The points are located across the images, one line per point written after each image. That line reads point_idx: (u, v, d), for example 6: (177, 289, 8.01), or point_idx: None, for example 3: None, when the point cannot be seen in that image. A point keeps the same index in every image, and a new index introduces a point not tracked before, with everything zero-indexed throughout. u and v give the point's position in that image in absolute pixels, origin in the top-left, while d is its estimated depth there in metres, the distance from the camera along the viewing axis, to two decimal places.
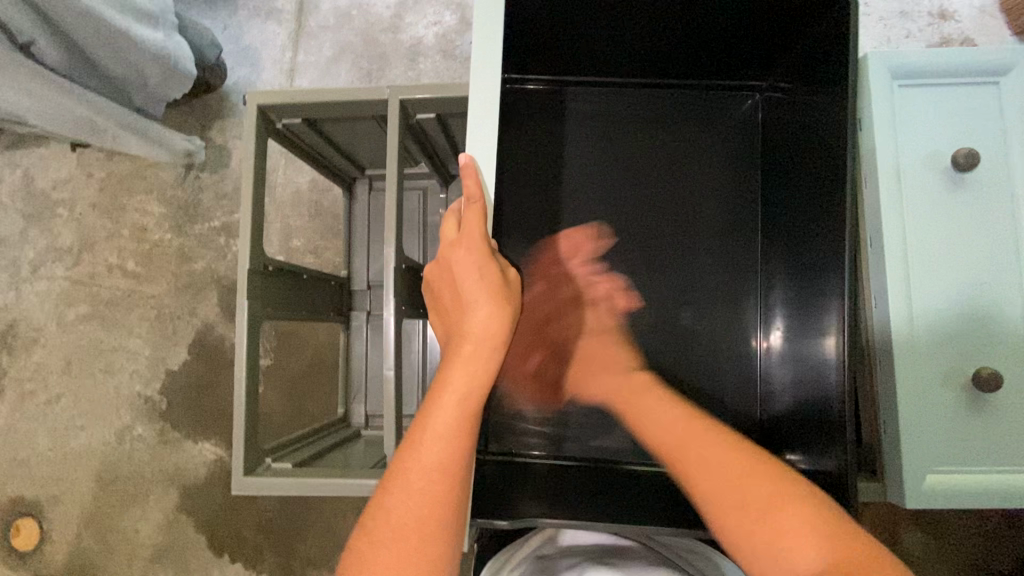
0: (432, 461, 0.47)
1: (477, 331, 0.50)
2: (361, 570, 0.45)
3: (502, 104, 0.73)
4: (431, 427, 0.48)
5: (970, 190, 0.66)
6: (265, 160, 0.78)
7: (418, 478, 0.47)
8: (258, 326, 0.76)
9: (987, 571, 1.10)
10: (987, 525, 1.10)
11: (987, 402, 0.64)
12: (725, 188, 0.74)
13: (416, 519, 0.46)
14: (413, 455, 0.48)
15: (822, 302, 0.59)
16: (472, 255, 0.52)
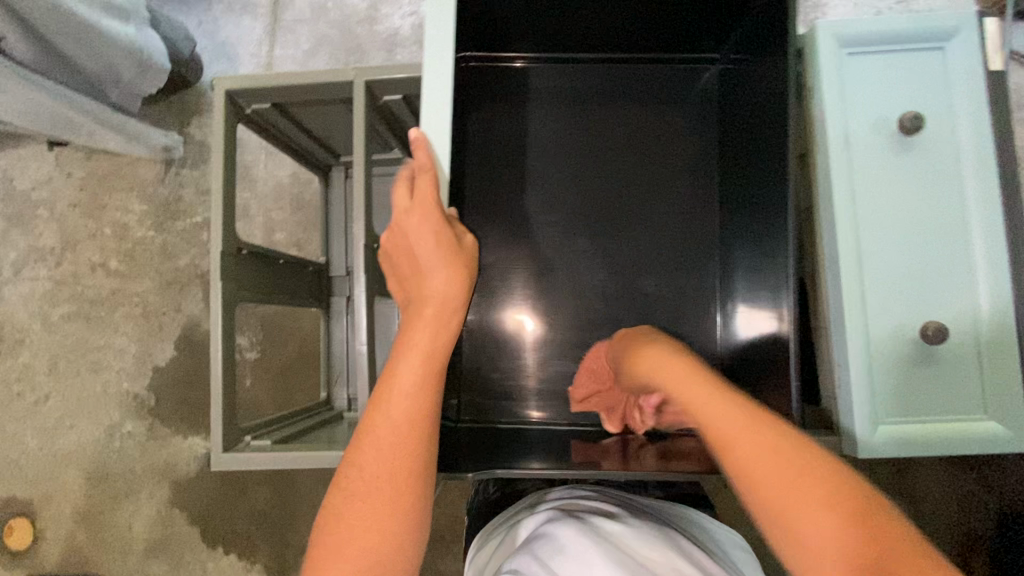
0: (401, 416, 0.50)
1: (437, 294, 0.53)
2: (341, 524, 0.48)
3: (461, 82, 0.74)
4: (396, 388, 0.51)
5: (918, 152, 0.68)
6: (234, 144, 0.79)
7: (387, 434, 0.50)
8: (233, 307, 0.78)
9: (960, 530, 1.17)
10: (959, 486, 1.17)
11: (935, 356, 0.67)
12: (685, 159, 0.76)
13: (388, 473, 0.49)
14: (383, 415, 0.50)
15: (774, 265, 0.61)
16: (427, 222, 0.53)
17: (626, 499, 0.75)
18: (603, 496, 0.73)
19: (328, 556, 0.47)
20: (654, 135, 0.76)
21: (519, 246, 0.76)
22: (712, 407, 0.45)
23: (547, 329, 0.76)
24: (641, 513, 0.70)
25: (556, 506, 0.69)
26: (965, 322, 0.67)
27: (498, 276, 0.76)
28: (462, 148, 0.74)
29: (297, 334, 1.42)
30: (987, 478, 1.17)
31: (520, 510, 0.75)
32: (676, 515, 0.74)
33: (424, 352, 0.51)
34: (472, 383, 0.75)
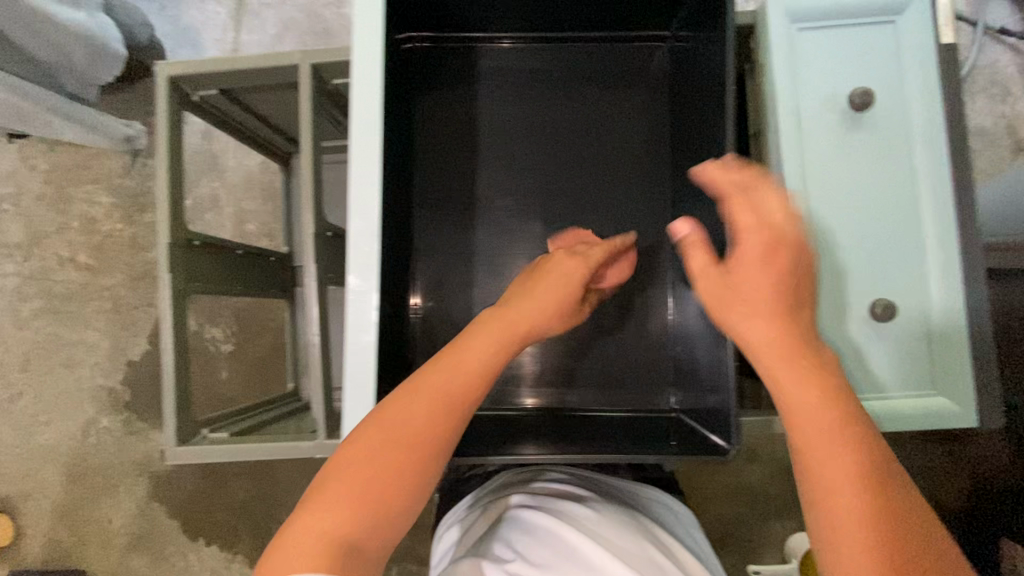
0: (445, 386, 0.47)
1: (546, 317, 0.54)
2: (345, 464, 0.44)
3: (406, 65, 0.73)
4: (458, 365, 0.48)
5: (868, 129, 0.67)
6: (180, 133, 0.77)
7: (430, 398, 0.47)
8: (183, 299, 0.76)
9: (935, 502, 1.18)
10: (933, 458, 1.19)
11: (886, 332, 0.67)
12: (640, 140, 0.75)
13: (410, 435, 0.45)
14: (432, 384, 0.47)
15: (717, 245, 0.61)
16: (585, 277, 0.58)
17: (597, 480, 0.75)
18: (567, 478, 0.72)
19: (320, 493, 0.43)
20: (609, 114, 0.76)
21: (471, 232, 0.75)
22: (805, 398, 0.42)
23: None
24: (609, 495, 0.70)
25: (523, 489, 0.68)
26: (915, 299, 0.67)
27: (450, 264, 0.75)
28: (409, 133, 0.73)
29: (271, 325, 1.41)
30: (958, 452, 1.19)
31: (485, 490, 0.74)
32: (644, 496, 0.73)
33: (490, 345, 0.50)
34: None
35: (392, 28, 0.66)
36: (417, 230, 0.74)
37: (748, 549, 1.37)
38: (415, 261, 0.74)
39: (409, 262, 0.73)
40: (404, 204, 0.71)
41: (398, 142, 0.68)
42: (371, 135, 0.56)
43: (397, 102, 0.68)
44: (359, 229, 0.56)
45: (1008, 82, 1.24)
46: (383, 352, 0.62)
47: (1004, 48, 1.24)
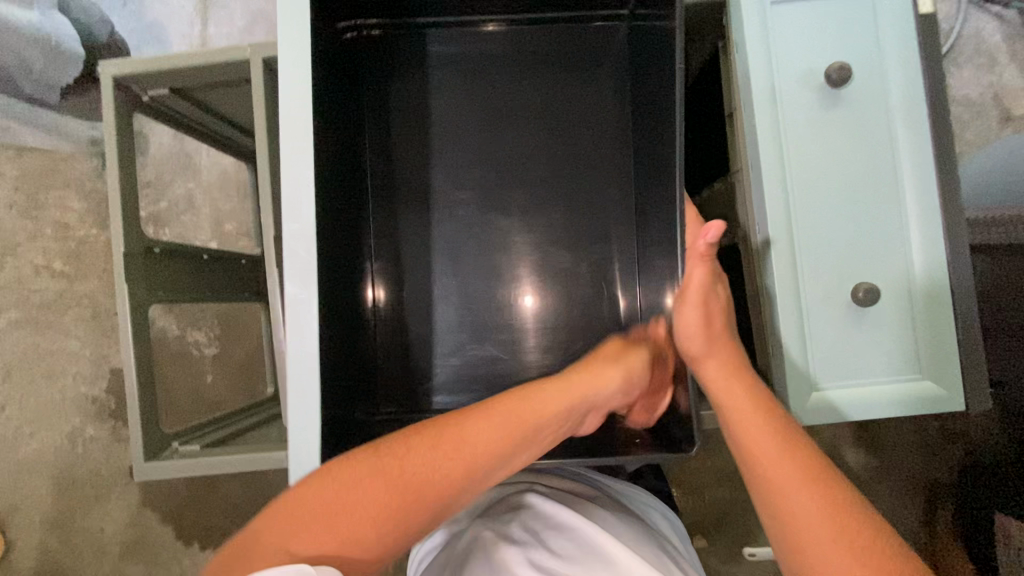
0: (477, 445, 0.48)
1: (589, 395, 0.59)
2: (347, 485, 0.44)
3: (351, 53, 0.71)
4: (464, 444, 0.48)
5: (846, 106, 0.65)
6: (129, 135, 0.73)
7: (454, 453, 0.47)
8: (144, 309, 0.74)
9: (928, 477, 1.20)
10: (923, 435, 1.21)
11: (869, 318, 0.65)
12: (601, 125, 0.75)
13: (438, 473, 0.46)
14: (418, 457, 0.47)
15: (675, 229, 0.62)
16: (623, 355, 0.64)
17: (586, 478, 0.72)
18: (549, 472, 0.71)
19: (347, 483, 0.44)
20: (570, 100, 0.75)
21: (429, 225, 0.75)
22: (736, 400, 0.53)
23: (466, 310, 0.75)
24: (608, 498, 0.67)
25: (531, 484, 0.66)
26: (896, 283, 0.65)
27: (411, 259, 0.75)
28: (360, 125, 0.72)
29: (253, 328, 1.38)
30: (946, 426, 1.21)
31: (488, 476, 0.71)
32: (629, 496, 0.71)
33: (495, 435, 0.49)
34: (393, 372, 0.73)
35: (332, 17, 0.64)
36: (376, 227, 0.74)
37: (744, 532, 1.37)
38: (367, 260, 0.72)
39: (364, 261, 0.72)
40: (356, 200, 0.71)
41: (344, 138, 0.67)
42: (298, 133, 0.54)
43: (342, 94, 0.67)
44: (294, 233, 0.53)
45: (995, 51, 1.20)
46: (333, 358, 0.60)
47: (989, 17, 1.21)
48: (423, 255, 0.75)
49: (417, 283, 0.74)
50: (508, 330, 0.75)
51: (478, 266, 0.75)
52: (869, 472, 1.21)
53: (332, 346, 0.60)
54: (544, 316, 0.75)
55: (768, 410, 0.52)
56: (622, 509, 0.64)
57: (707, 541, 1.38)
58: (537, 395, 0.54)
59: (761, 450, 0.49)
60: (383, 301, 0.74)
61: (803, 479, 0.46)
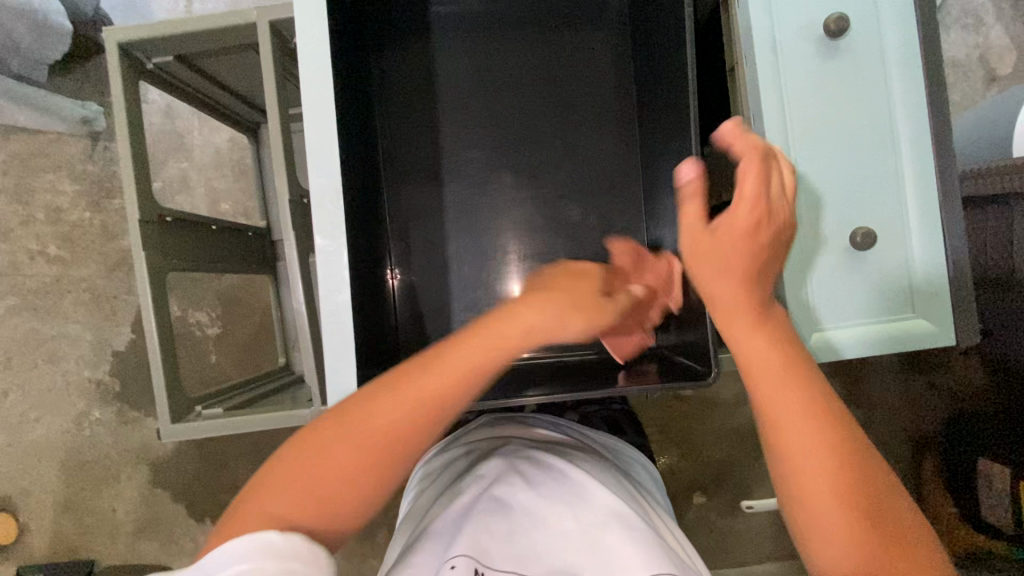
0: (430, 390, 0.43)
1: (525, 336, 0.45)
2: (318, 450, 0.42)
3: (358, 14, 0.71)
4: (419, 389, 0.43)
5: (844, 57, 0.67)
6: (135, 102, 0.73)
7: (408, 402, 0.43)
8: (161, 276, 0.75)
9: (917, 430, 1.27)
10: (913, 391, 1.26)
11: (865, 261, 0.68)
12: (603, 82, 0.76)
13: (398, 422, 0.42)
14: (376, 407, 0.43)
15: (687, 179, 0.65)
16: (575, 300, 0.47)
17: (575, 430, 0.75)
18: (533, 420, 0.74)
19: (325, 441, 0.42)
20: (573, 56, 0.76)
21: (439, 187, 0.76)
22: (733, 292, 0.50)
23: (481, 268, 0.77)
24: (593, 446, 0.70)
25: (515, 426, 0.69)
26: (891, 228, 0.68)
27: (423, 220, 0.76)
28: (369, 89, 0.73)
29: (257, 306, 1.39)
30: (936, 382, 1.26)
31: (480, 423, 0.75)
32: (620, 450, 0.75)
33: (450, 377, 0.43)
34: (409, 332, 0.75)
35: None
36: (386, 192, 0.75)
37: (742, 485, 1.43)
38: (384, 222, 0.74)
39: (380, 224, 0.74)
40: (372, 167, 0.72)
41: (358, 103, 0.68)
42: (323, 88, 0.55)
43: (353, 57, 0.67)
44: (321, 187, 0.55)
45: (980, 11, 1.23)
46: (361, 315, 0.62)
47: None
48: (434, 216, 0.76)
49: (430, 244, 0.76)
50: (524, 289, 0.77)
51: (489, 225, 0.77)
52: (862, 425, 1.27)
53: (359, 302, 0.62)
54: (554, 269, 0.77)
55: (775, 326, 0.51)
56: (602, 455, 0.68)
57: (707, 497, 1.43)
58: (497, 329, 0.45)
59: (761, 367, 0.49)
60: (399, 266, 0.76)
61: (802, 412, 0.47)
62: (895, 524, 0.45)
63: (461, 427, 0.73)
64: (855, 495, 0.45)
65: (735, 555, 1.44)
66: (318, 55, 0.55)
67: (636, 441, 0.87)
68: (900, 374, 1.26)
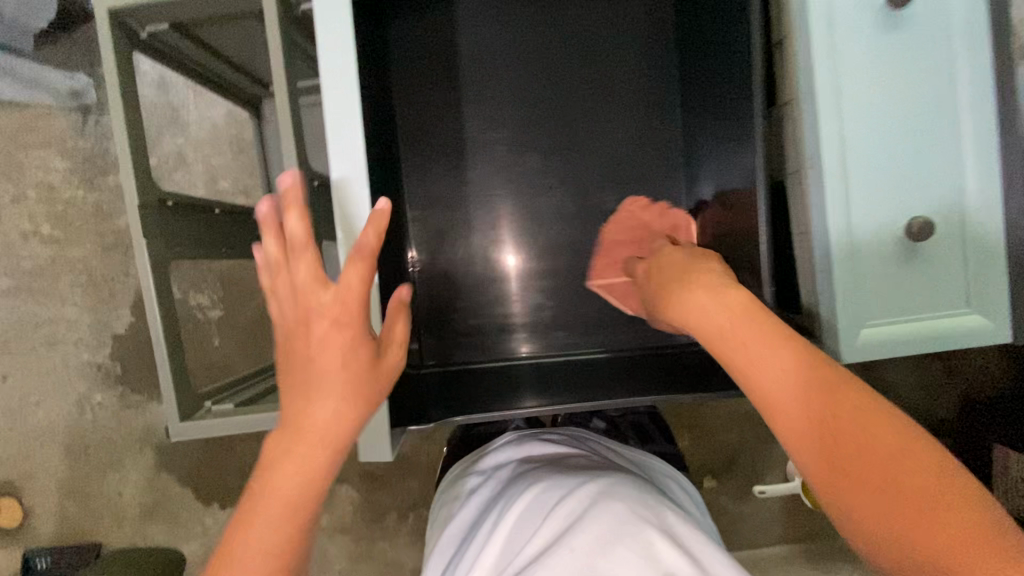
0: (295, 463, 0.41)
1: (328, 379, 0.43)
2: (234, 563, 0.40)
3: None
4: (286, 468, 0.41)
5: (904, 31, 0.61)
6: (128, 75, 0.67)
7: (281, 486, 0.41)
8: (164, 265, 0.70)
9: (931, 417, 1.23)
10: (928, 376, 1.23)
11: (920, 255, 0.63)
12: (635, 65, 0.75)
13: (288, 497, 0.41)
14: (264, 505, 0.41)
15: (745, 171, 0.62)
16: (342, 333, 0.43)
17: (594, 444, 0.75)
18: (551, 437, 0.76)
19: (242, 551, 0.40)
20: (607, 36, 0.75)
21: (463, 171, 0.74)
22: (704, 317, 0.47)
23: (508, 259, 0.76)
24: (614, 461, 0.70)
25: (530, 450, 0.72)
26: (951, 217, 0.63)
27: (446, 205, 0.75)
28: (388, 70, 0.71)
29: (261, 289, 1.34)
30: (953, 368, 1.23)
31: (504, 442, 0.76)
32: (647, 464, 0.74)
33: (304, 447, 0.42)
34: (426, 316, 0.74)
35: None
36: (407, 174, 0.74)
37: (752, 470, 1.42)
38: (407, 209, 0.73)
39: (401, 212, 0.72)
40: (392, 145, 0.70)
41: (380, 81, 0.66)
42: (343, 53, 0.47)
43: (375, 33, 0.65)
44: (344, 177, 0.48)
45: None
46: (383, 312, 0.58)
47: None
48: (448, 199, 0.75)
49: (444, 230, 0.75)
50: (555, 283, 0.77)
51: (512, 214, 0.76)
52: None
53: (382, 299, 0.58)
54: (580, 257, 0.77)
55: (774, 345, 0.42)
56: (629, 471, 0.66)
57: (717, 482, 1.42)
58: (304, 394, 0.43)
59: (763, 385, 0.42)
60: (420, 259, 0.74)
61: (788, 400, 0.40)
62: (907, 459, 0.36)
63: (482, 450, 0.77)
64: (831, 442, 0.38)
65: (745, 538, 1.44)
66: (331, 6, 0.46)
67: (665, 448, 0.92)
68: (917, 361, 1.23)
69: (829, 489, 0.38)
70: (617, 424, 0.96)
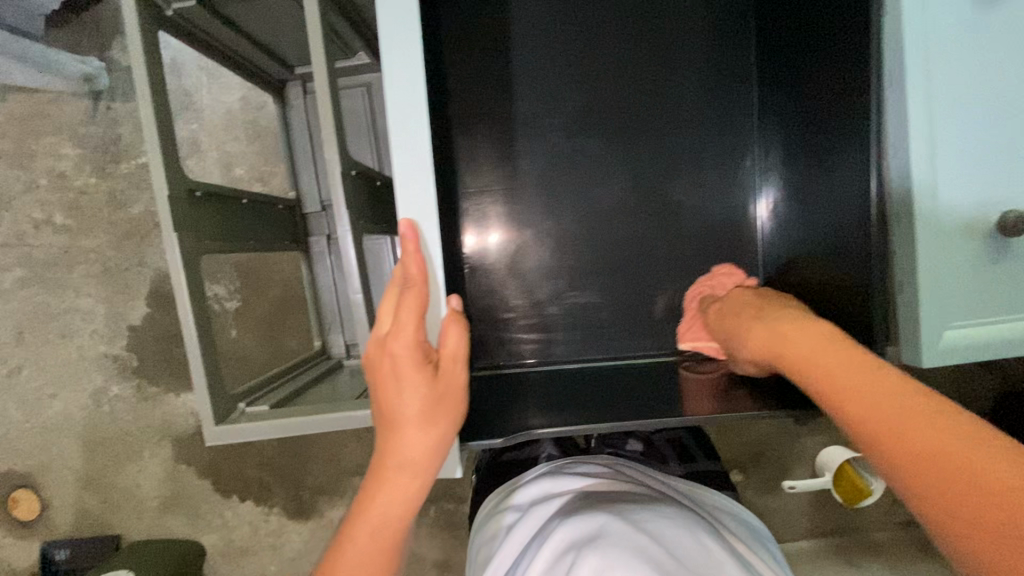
0: (386, 498, 0.44)
1: (401, 416, 0.43)
2: None
3: None
4: (376, 505, 0.44)
5: (1000, 8, 0.57)
6: (155, 53, 0.62)
7: (376, 519, 0.44)
8: (195, 258, 0.66)
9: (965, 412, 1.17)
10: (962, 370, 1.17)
11: (1004, 253, 0.60)
12: (692, 52, 0.75)
13: (378, 531, 0.44)
14: (357, 537, 0.44)
15: (858, 169, 0.57)
16: (409, 368, 0.43)
17: (633, 472, 0.73)
18: (584, 463, 0.75)
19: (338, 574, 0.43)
20: (675, 19, 0.74)
21: (516, 158, 0.75)
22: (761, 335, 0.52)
23: (561, 253, 0.76)
24: (660, 490, 0.67)
25: (571, 473, 0.70)
26: None
27: (500, 191, 0.75)
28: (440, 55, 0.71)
29: (279, 280, 1.29)
30: (990, 364, 1.17)
31: (542, 472, 0.74)
32: (691, 495, 0.72)
33: (385, 482, 0.44)
34: (478, 301, 0.76)
35: None
36: (458, 160, 0.75)
37: (782, 467, 1.37)
38: (462, 197, 0.75)
39: (453, 199, 0.74)
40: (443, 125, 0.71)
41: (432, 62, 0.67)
42: (407, 26, 0.42)
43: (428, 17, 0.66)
44: (406, 166, 0.43)
45: None
46: None
47: None
48: (494, 188, 0.75)
49: (492, 221, 0.75)
50: (607, 273, 0.76)
51: (559, 205, 0.76)
52: None
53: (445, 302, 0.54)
54: (634, 245, 0.77)
55: (857, 365, 0.42)
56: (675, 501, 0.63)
57: (745, 475, 1.37)
58: (385, 431, 0.44)
59: (839, 400, 0.41)
60: (470, 256, 0.76)
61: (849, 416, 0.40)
62: (998, 469, 0.32)
63: (514, 483, 0.75)
64: (903, 452, 0.36)
65: (777, 534, 1.39)
66: None
67: (708, 466, 0.89)
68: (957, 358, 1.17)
69: (921, 506, 0.35)
70: (655, 445, 0.93)
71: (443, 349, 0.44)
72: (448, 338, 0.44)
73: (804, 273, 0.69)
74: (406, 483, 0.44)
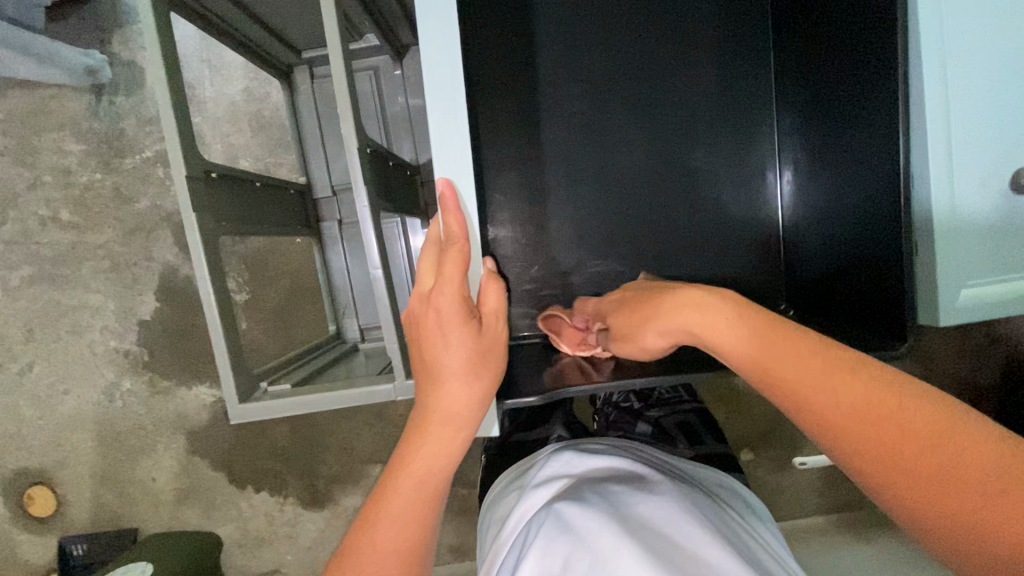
0: (430, 446, 0.48)
1: (448, 367, 0.48)
2: (378, 528, 0.46)
3: None
4: (421, 453, 0.47)
5: None
6: (170, 37, 0.62)
7: (419, 467, 0.47)
8: (213, 240, 0.66)
9: (975, 383, 1.18)
10: (971, 341, 1.17)
11: (1018, 210, 0.61)
12: (707, 21, 0.75)
13: (422, 477, 0.47)
14: (400, 484, 0.47)
15: (886, 138, 0.57)
16: (454, 322, 0.47)
17: (645, 454, 0.72)
18: (591, 443, 0.74)
19: (383, 516, 0.47)
20: None
21: (538, 128, 0.75)
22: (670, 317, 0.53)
23: (581, 224, 0.77)
24: (665, 470, 0.66)
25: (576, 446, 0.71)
26: None
27: (523, 163, 0.75)
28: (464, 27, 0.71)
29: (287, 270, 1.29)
30: (998, 334, 1.18)
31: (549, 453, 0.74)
32: (699, 475, 0.72)
33: (431, 432, 0.48)
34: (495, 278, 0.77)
35: None
36: (482, 131, 0.75)
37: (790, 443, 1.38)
38: (486, 168, 0.75)
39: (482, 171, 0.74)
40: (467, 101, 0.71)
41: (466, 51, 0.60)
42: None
43: None
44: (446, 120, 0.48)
45: None
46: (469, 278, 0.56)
47: None
48: (512, 162, 0.75)
49: (511, 197, 0.76)
50: (631, 240, 0.77)
51: (578, 177, 0.76)
52: (917, 379, 1.18)
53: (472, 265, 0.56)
54: (657, 209, 0.77)
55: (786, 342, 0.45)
56: (679, 480, 0.62)
57: (754, 454, 1.37)
58: (429, 382, 0.49)
59: (776, 367, 0.44)
60: (494, 235, 0.76)
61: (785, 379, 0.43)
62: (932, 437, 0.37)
63: (526, 463, 0.75)
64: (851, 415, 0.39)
65: (785, 509, 1.39)
66: None
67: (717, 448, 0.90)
68: (961, 330, 1.17)
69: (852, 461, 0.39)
70: (664, 428, 0.94)
71: (483, 308, 0.50)
72: (488, 298, 0.49)
73: (828, 238, 0.70)
74: (450, 432, 0.48)
